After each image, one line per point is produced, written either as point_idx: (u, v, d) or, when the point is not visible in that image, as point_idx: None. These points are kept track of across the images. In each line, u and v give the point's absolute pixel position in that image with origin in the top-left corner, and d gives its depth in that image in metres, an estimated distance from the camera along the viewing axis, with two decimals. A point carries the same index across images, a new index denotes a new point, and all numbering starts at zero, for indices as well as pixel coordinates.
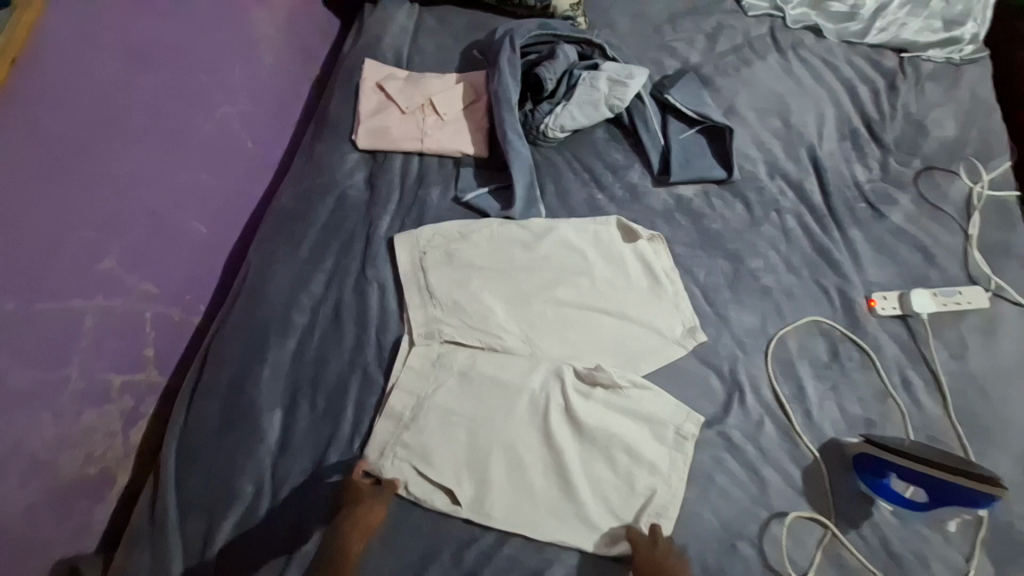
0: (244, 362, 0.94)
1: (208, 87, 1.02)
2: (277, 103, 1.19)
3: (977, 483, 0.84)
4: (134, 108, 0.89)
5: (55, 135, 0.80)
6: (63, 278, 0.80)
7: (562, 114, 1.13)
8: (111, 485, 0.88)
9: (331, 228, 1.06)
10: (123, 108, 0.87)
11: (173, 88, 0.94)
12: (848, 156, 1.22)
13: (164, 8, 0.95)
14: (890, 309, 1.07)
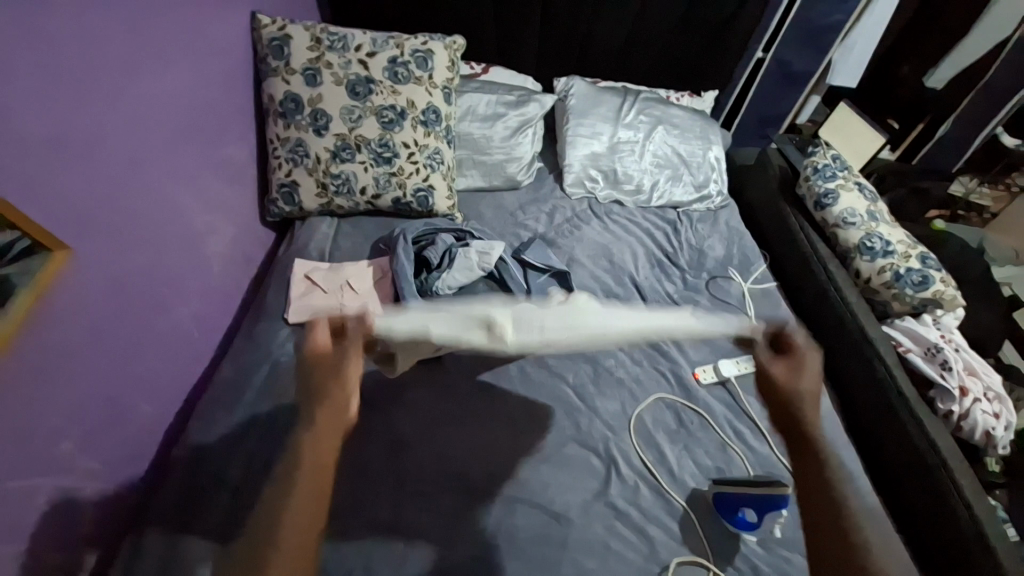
0: (177, 523, 1.06)
1: (172, 297, 1.29)
2: (222, 298, 1.49)
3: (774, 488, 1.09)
4: (112, 322, 1.10)
5: (52, 351, 0.97)
6: (25, 468, 0.93)
7: (447, 278, 1.53)
8: None
9: (264, 389, 1.28)
10: (103, 323, 1.08)
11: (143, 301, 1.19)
12: (658, 277, 1.72)
13: (152, 241, 1.22)
14: (711, 378, 1.42)
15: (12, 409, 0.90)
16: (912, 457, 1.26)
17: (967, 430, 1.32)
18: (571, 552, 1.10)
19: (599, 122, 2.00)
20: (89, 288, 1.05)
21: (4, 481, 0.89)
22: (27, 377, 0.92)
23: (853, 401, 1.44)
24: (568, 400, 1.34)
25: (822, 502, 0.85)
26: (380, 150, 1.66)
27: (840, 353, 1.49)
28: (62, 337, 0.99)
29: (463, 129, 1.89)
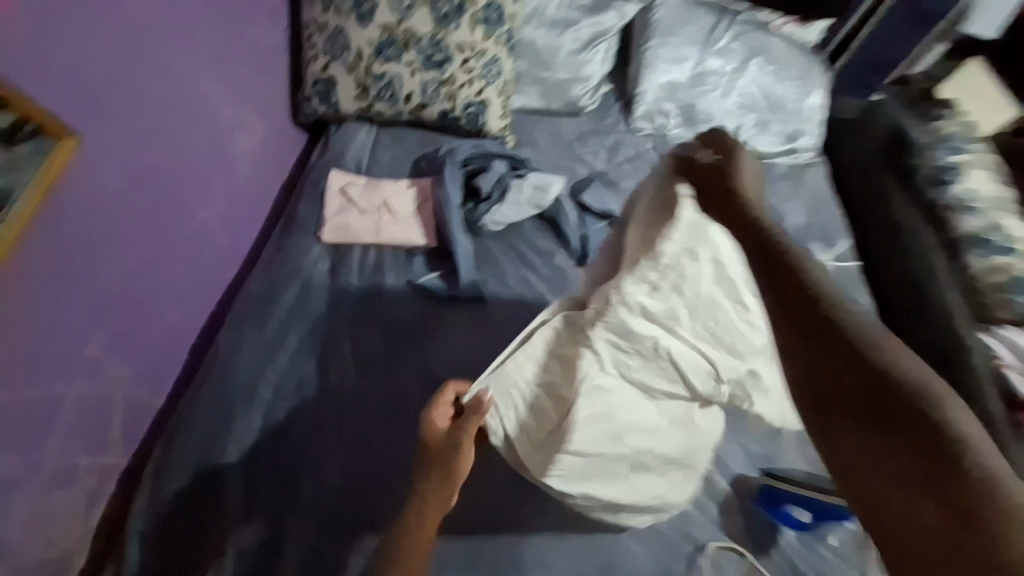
0: (209, 436, 1.03)
1: (198, 197, 1.17)
2: (251, 201, 1.36)
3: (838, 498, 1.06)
4: (129, 219, 0.99)
5: (63, 248, 0.87)
6: (49, 370, 0.87)
7: (497, 213, 1.39)
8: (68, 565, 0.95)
9: (294, 309, 1.20)
10: (119, 221, 0.97)
11: (164, 199, 1.07)
12: None
13: (172, 133, 1.07)
14: None
15: (27, 307, 0.82)
16: None
17: None
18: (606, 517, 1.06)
19: (683, 44, 1.71)
20: (102, 180, 0.93)
21: (26, 388, 0.84)
22: (40, 276, 0.84)
23: None
24: None
25: (845, 413, 0.53)
26: (430, 51, 1.43)
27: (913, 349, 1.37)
28: (74, 232, 0.88)
29: (527, 36, 1.61)
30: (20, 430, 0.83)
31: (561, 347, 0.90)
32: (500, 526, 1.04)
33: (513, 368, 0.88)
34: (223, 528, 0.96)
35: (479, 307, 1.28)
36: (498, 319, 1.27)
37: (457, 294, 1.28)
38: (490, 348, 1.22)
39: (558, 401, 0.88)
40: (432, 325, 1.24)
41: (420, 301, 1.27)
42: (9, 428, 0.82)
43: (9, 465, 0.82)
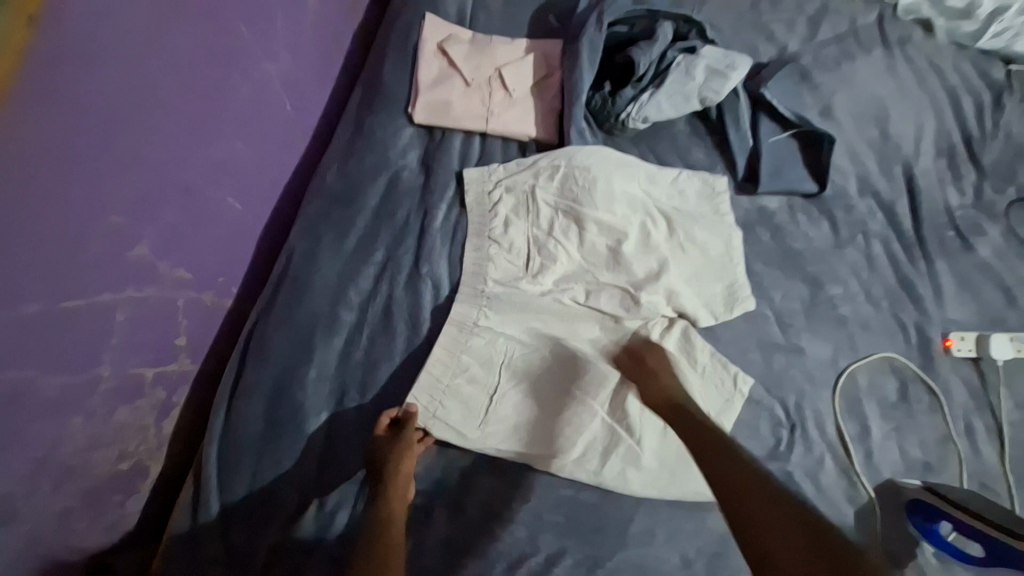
0: (286, 363, 0.86)
1: (249, 44, 0.88)
2: (319, 58, 1.06)
3: None
4: (164, 73, 0.75)
5: (80, 109, 0.65)
6: (92, 272, 0.71)
7: (648, 104, 0.99)
8: (144, 476, 0.86)
9: (377, 214, 0.94)
10: (151, 74, 0.73)
11: (207, 45, 0.81)
12: (943, 178, 1.12)
13: None
14: (966, 352, 1.01)
15: (47, 187, 0.64)
16: None
17: None
18: None
19: None
20: (118, 9, 0.68)
21: (63, 294, 0.68)
22: (56, 146, 0.64)
23: None
24: (766, 330, 1.00)
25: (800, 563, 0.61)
26: None
27: None
28: (95, 87, 0.67)
29: None
30: (66, 343, 0.69)
31: (590, 332, 0.93)
32: (600, 505, 0.89)
33: (482, 346, 0.89)
34: (303, 469, 0.82)
35: (610, 238, 0.96)
36: (629, 258, 0.96)
37: (583, 218, 0.95)
38: (616, 293, 0.94)
39: (549, 386, 0.89)
40: (544, 254, 0.94)
41: (531, 221, 0.95)
42: (52, 339, 0.68)
43: (56, 388, 0.69)
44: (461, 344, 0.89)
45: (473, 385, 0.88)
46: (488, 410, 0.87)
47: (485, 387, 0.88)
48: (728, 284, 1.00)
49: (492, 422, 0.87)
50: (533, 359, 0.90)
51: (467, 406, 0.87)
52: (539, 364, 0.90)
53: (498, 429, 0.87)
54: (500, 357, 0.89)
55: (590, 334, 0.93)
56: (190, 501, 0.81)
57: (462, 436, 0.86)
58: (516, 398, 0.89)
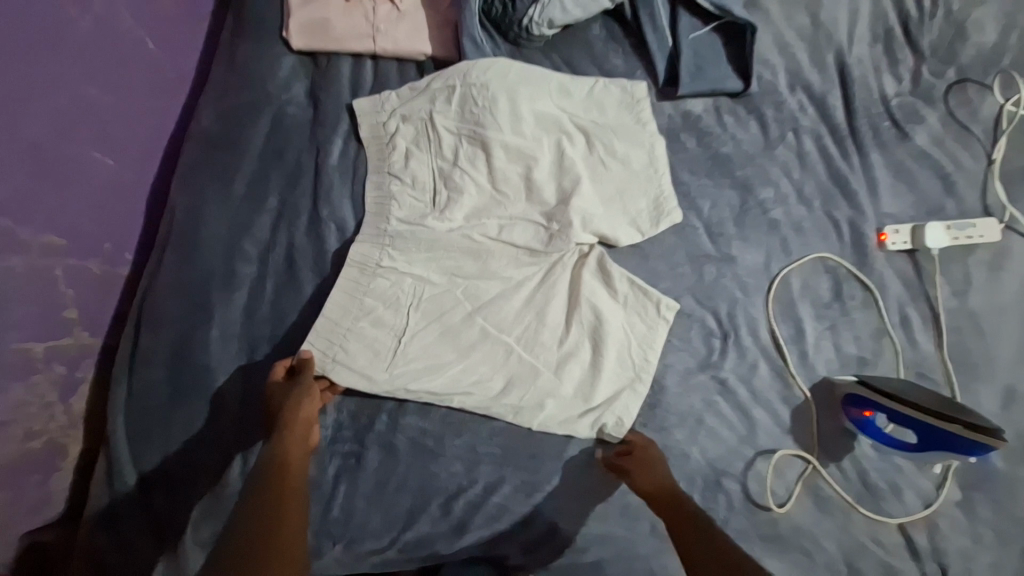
0: (186, 323, 0.82)
1: None
2: None
3: (975, 433, 0.81)
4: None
5: None
6: None
7: (550, 4, 0.90)
8: (63, 454, 0.83)
9: (267, 154, 0.87)
10: None
11: None
12: (877, 64, 1.06)
13: None
14: (901, 243, 0.99)
15: None
16: None
17: None
18: (671, 430, 0.93)
19: None
20: None
21: None
22: None
23: None
24: (695, 241, 0.97)
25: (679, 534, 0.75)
26: None
27: None
28: None
29: None
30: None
31: (504, 267, 0.90)
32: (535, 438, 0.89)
33: (386, 287, 0.85)
34: (222, 425, 0.81)
35: (519, 162, 0.91)
36: (540, 183, 0.92)
37: (490, 143, 0.90)
38: (530, 226, 0.92)
39: (461, 324, 0.87)
40: (450, 185, 0.89)
41: (435, 150, 0.90)
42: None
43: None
44: (362, 287, 0.85)
45: (381, 330, 0.85)
46: (397, 353, 0.84)
47: (392, 329, 0.85)
48: (655, 197, 0.95)
49: (402, 364, 0.84)
50: (443, 298, 0.87)
51: (374, 349, 0.84)
52: (447, 302, 0.87)
53: (408, 371, 0.84)
54: (408, 297, 0.86)
55: (506, 268, 0.91)
56: (108, 470, 0.80)
57: (368, 379, 0.83)
58: (426, 338, 0.86)
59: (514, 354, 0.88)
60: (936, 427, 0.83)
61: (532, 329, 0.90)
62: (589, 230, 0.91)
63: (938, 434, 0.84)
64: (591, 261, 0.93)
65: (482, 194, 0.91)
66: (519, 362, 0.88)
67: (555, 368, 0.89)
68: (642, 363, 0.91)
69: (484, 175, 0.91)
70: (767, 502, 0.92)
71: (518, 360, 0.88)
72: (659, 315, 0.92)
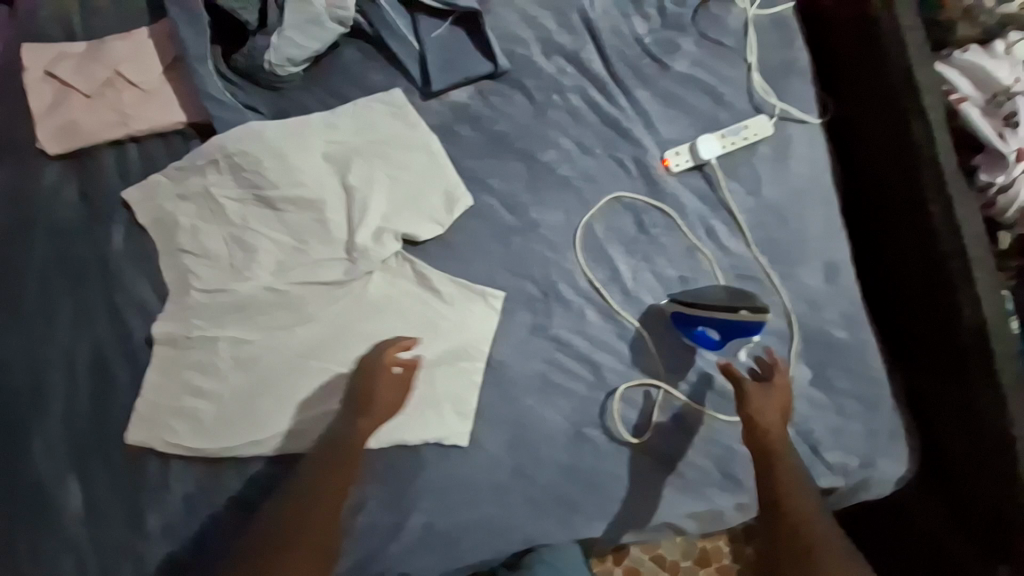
0: (4, 446, 0.83)
1: None
2: None
3: (757, 313, 0.91)
4: None
5: None
6: None
7: (283, 44, 0.97)
8: None
9: (49, 258, 0.89)
10: None
11: None
12: (624, 9, 1.14)
13: None
14: (685, 163, 1.06)
15: None
16: (922, 249, 1.00)
17: (1000, 208, 1.00)
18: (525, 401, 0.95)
19: None
20: None
21: None
22: None
23: (874, 173, 1.10)
24: (496, 218, 1.01)
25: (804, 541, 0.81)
26: None
27: (862, 116, 1.11)
28: None
29: None
30: None
31: (314, 305, 0.92)
32: (383, 461, 0.90)
33: (202, 356, 0.88)
34: (62, 530, 0.81)
35: (309, 210, 0.95)
36: (334, 219, 0.96)
37: (272, 200, 0.94)
38: (334, 263, 0.94)
39: (286, 372, 0.89)
40: (243, 246, 0.92)
41: (220, 218, 0.92)
42: None
43: None
44: (179, 361, 0.87)
45: (199, 399, 0.87)
46: (219, 420, 0.86)
47: (212, 397, 0.87)
48: (444, 189, 1.00)
49: (229, 429, 0.86)
50: (260, 351, 0.89)
51: (196, 420, 0.86)
52: (263, 354, 0.89)
53: (236, 430, 0.86)
54: (224, 360, 0.88)
55: (321, 306, 0.92)
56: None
57: (195, 449, 0.85)
58: (252, 394, 0.87)
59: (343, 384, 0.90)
60: (733, 319, 0.92)
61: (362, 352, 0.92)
62: (388, 246, 0.95)
63: (735, 325, 0.92)
64: (405, 277, 0.96)
65: (278, 244, 0.94)
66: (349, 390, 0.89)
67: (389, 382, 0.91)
68: (472, 347, 0.95)
69: (272, 224, 0.94)
70: (623, 435, 0.95)
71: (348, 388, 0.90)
72: (485, 304, 0.97)
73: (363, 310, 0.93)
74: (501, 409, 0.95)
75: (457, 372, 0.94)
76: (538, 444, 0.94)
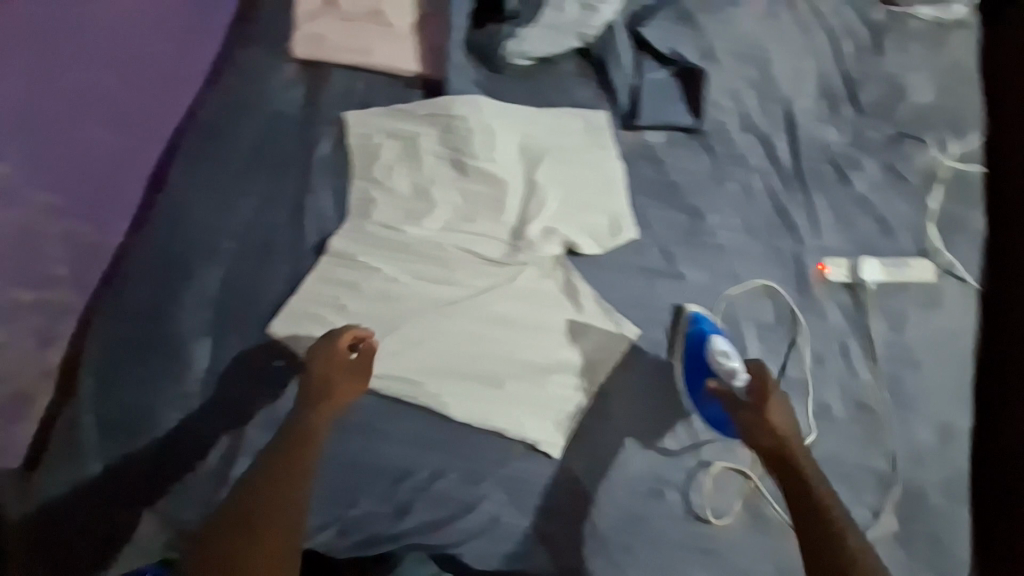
0: (166, 290, 0.90)
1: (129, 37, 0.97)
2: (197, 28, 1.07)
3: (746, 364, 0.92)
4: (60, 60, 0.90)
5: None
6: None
7: (528, 39, 1.04)
8: (30, 404, 0.84)
9: (260, 143, 0.97)
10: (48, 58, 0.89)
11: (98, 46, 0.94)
12: (823, 116, 1.19)
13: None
14: (841, 276, 1.07)
15: None
16: None
17: None
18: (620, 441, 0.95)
19: None
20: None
21: None
22: None
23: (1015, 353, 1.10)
24: (650, 259, 1.03)
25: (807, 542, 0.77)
26: None
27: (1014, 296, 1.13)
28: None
29: None
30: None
31: (465, 274, 0.97)
32: (475, 441, 0.92)
33: (356, 278, 0.94)
34: (183, 384, 0.86)
35: (491, 189, 1.00)
36: (509, 205, 1.01)
37: (466, 167, 1.00)
38: (496, 243, 1.00)
39: (421, 322, 0.94)
40: (426, 199, 0.99)
41: (414, 166, 0.99)
42: None
43: None
44: (336, 275, 0.93)
45: (340, 316, 0.91)
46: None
47: (351, 319, 0.92)
48: (612, 215, 1.03)
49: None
50: (407, 295, 0.94)
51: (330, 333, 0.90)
52: (406, 299, 0.94)
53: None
54: (374, 289, 0.94)
55: (471, 276, 0.97)
56: (64, 453, 0.83)
57: None
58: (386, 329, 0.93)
59: (466, 353, 0.94)
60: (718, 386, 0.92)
61: (493, 333, 0.95)
62: (548, 248, 0.99)
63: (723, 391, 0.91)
64: (554, 281, 0.99)
65: (455, 210, 1.00)
66: (469, 361, 0.94)
67: (507, 369, 0.94)
68: (591, 369, 0.96)
69: (457, 190, 1.00)
70: (705, 515, 0.93)
71: (467, 357, 0.94)
72: (617, 334, 0.99)
73: (506, 295, 0.97)
74: (595, 438, 0.95)
75: (567, 387, 0.95)
76: (616, 485, 0.93)
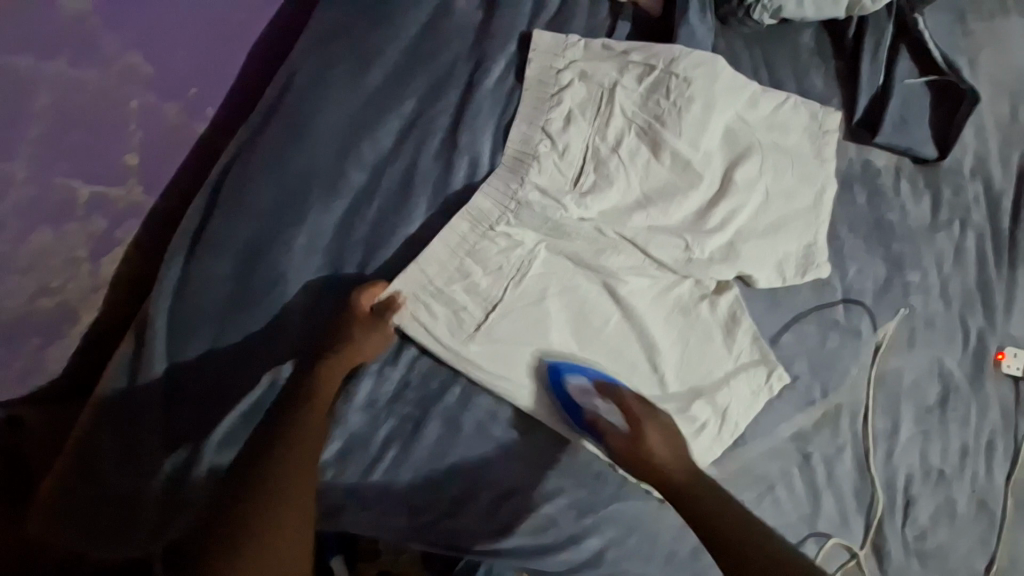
0: (271, 219, 0.69)
1: None
2: None
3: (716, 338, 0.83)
4: None
5: None
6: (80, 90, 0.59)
7: None
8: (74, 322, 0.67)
9: (416, 46, 0.74)
10: None
11: None
12: None
13: None
14: (1016, 369, 0.93)
15: None
16: None
17: None
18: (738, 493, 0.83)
19: None
20: None
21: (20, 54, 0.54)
22: None
23: None
24: (831, 306, 0.88)
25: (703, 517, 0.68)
26: None
27: None
28: None
29: None
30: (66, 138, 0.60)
31: (619, 269, 0.78)
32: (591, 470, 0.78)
33: (493, 252, 0.74)
34: (280, 341, 0.71)
35: (682, 177, 0.79)
36: (694, 203, 0.80)
37: (661, 142, 0.78)
38: (671, 241, 0.78)
39: (557, 319, 0.77)
40: (601, 170, 0.77)
41: (598, 123, 0.77)
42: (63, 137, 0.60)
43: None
44: (468, 245, 0.74)
45: (465, 294, 0.74)
46: (481, 327, 0.74)
47: (483, 300, 0.74)
48: (807, 244, 0.85)
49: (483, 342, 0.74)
50: (547, 282, 0.77)
51: (456, 313, 0.74)
52: (544, 284, 0.76)
53: (487, 347, 0.75)
54: (510, 269, 0.75)
55: (627, 275, 0.79)
56: (112, 406, 0.67)
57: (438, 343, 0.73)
58: (517, 319, 0.75)
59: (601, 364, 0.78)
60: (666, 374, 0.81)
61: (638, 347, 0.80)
62: (725, 265, 0.81)
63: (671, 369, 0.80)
64: (717, 303, 0.83)
65: (629, 189, 0.78)
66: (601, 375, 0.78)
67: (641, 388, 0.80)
68: (735, 416, 0.82)
69: (643, 169, 0.78)
70: None
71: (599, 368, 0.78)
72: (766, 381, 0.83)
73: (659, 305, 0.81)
74: None
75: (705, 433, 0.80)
76: None
